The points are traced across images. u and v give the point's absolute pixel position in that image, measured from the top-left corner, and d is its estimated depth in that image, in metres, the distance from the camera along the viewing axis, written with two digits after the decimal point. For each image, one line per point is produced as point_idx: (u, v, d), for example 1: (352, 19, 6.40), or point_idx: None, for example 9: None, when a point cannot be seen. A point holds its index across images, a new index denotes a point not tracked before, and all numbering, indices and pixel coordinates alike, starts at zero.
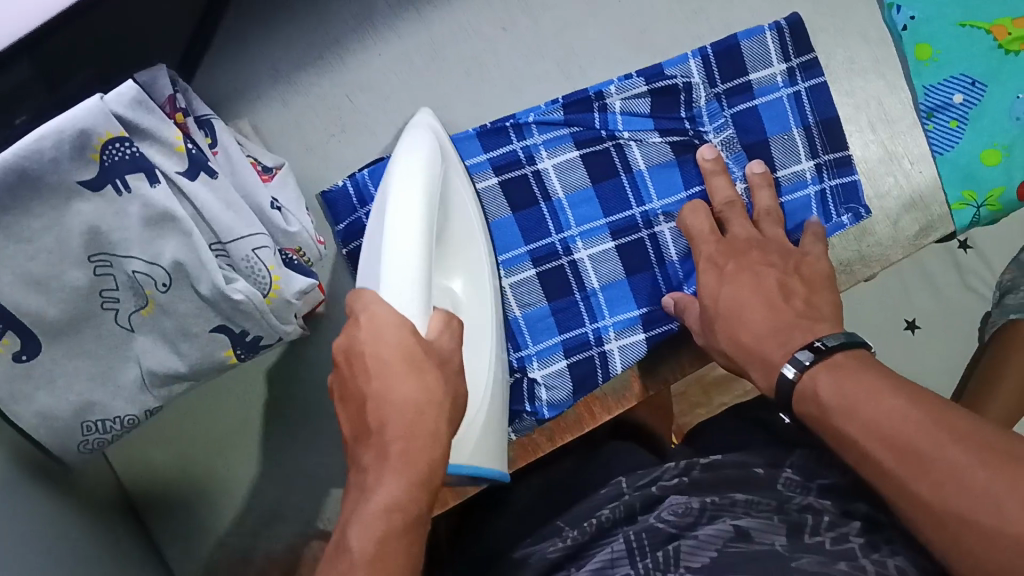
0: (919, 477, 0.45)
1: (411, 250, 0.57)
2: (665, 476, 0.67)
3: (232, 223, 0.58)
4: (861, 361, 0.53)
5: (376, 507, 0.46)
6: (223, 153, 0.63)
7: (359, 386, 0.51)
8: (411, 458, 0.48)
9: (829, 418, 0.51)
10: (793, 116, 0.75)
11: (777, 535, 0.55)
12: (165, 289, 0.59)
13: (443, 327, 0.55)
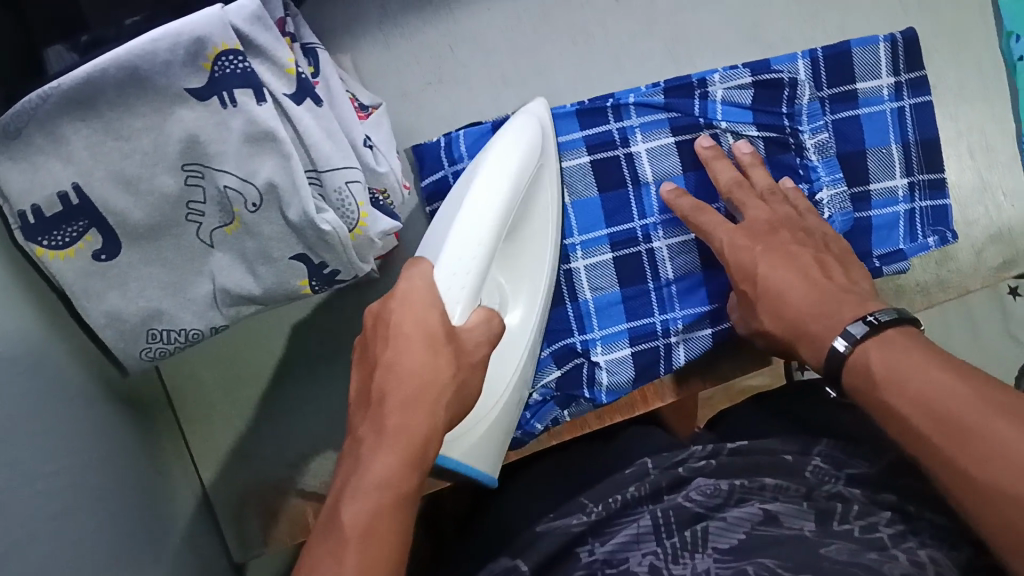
0: (993, 452, 0.46)
1: (475, 239, 0.59)
2: (691, 457, 0.64)
3: (331, 153, 0.58)
4: (916, 342, 0.53)
5: (373, 479, 0.46)
6: (325, 83, 0.63)
7: (375, 352, 0.51)
8: (407, 442, 0.47)
9: (876, 393, 0.52)
10: (893, 130, 0.75)
11: (806, 521, 0.55)
12: (253, 209, 0.58)
13: (482, 324, 0.55)
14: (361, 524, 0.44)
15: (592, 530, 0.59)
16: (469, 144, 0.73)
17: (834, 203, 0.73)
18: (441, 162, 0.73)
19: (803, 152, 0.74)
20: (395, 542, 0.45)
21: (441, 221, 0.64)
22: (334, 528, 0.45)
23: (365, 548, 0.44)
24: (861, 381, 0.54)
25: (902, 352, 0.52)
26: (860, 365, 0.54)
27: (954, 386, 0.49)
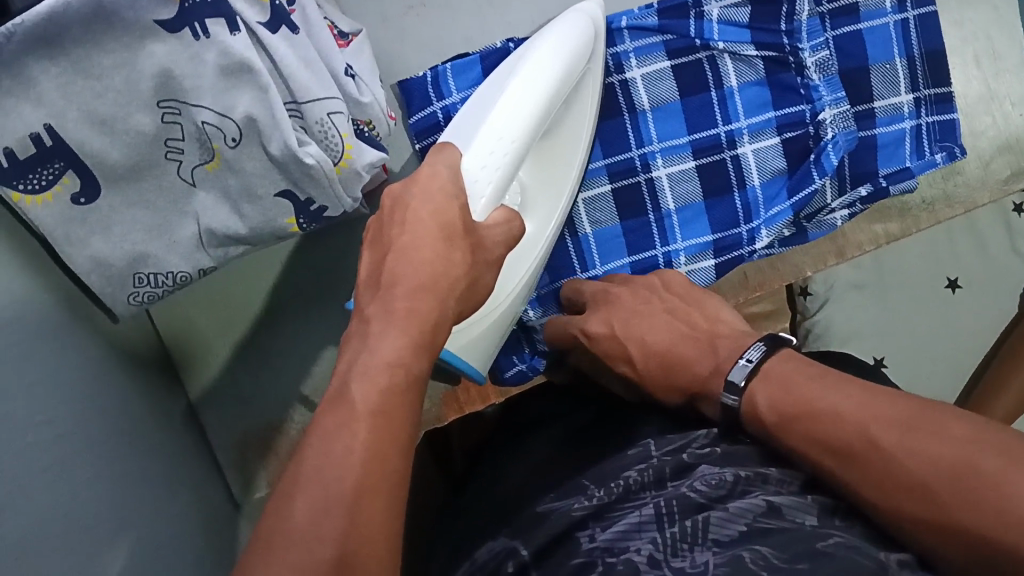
0: (878, 451, 0.43)
1: (510, 133, 0.57)
2: (692, 442, 0.54)
3: (310, 83, 0.55)
4: (808, 363, 0.52)
5: (386, 355, 0.41)
6: (300, 11, 0.60)
7: (390, 236, 0.49)
8: (421, 324, 0.44)
9: (784, 430, 0.49)
10: (897, 44, 0.71)
11: (810, 515, 0.44)
12: (233, 144, 0.56)
13: (501, 232, 0.54)
14: (374, 397, 0.39)
15: (592, 514, 0.49)
16: (457, 78, 0.68)
17: (837, 123, 0.71)
18: (427, 97, 0.68)
19: (803, 71, 0.71)
20: (408, 427, 0.40)
21: (475, 112, 0.62)
22: (340, 403, 0.39)
23: (381, 423, 0.39)
24: (772, 418, 0.50)
25: (783, 374, 0.51)
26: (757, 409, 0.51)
27: (835, 406, 0.47)
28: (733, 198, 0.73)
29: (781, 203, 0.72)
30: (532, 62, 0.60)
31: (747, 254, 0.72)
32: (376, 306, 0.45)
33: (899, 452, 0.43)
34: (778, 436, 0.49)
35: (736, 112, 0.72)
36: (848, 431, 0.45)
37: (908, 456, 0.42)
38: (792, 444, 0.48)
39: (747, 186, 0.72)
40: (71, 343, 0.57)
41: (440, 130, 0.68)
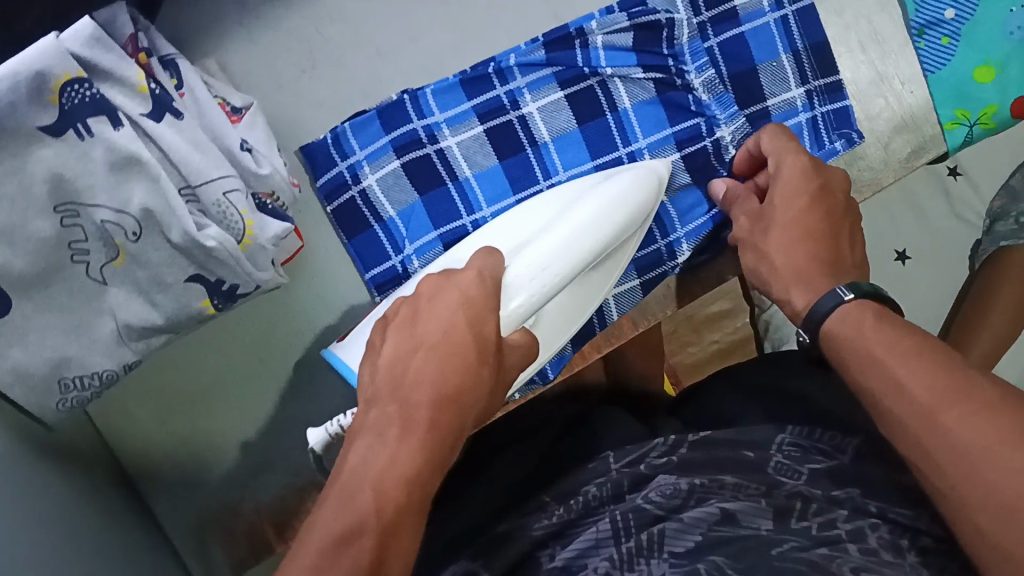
0: (949, 407, 0.43)
1: (545, 264, 0.59)
2: (651, 454, 0.60)
3: (202, 166, 0.55)
4: (878, 313, 0.50)
5: (402, 470, 0.43)
6: (190, 94, 0.60)
7: (414, 330, 0.51)
8: (437, 438, 0.45)
9: (866, 375, 0.48)
10: (781, 40, 0.70)
11: (764, 519, 0.49)
12: (135, 238, 0.55)
13: (522, 346, 0.56)
14: (381, 513, 0.41)
15: (553, 534, 0.54)
16: (358, 136, 0.68)
17: (737, 137, 0.69)
18: (332, 159, 0.68)
19: (692, 92, 0.69)
20: (409, 538, 0.42)
21: (501, 224, 0.65)
22: (353, 505, 0.41)
23: (385, 545, 0.40)
24: (852, 356, 0.49)
25: (850, 329, 0.50)
26: (840, 339, 0.51)
27: (914, 359, 0.46)
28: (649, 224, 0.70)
29: (698, 215, 0.71)
30: (600, 211, 0.62)
31: (669, 269, 0.72)
32: (394, 407, 0.46)
33: (961, 416, 0.42)
34: (855, 373, 0.49)
35: (634, 132, 0.70)
36: (923, 388, 0.44)
37: (976, 422, 0.42)
38: (866, 390, 0.48)
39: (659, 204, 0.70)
40: (15, 462, 0.55)
41: (348, 189, 0.68)
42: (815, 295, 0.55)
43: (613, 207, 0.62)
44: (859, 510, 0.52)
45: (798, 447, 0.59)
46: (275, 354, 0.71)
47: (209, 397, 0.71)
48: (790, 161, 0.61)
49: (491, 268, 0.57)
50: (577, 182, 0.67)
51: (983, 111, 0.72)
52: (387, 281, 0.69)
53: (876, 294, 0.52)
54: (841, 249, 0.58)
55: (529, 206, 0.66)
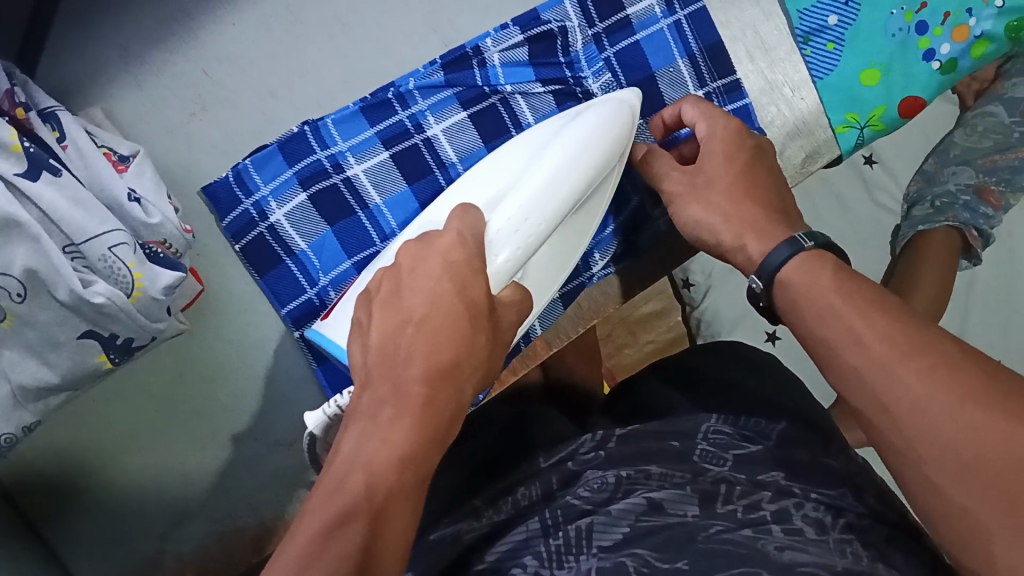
0: (908, 361, 0.41)
1: (526, 212, 0.54)
2: (580, 450, 0.59)
3: (84, 222, 0.54)
4: (835, 265, 0.48)
5: (393, 451, 0.40)
6: (74, 146, 0.59)
7: (405, 295, 0.46)
8: (431, 411, 0.42)
9: (818, 328, 0.46)
10: (675, 45, 0.68)
11: (689, 505, 0.49)
12: (21, 299, 0.53)
13: (513, 304, 0.52)
14: (374, 498, 0.38)
15: (485, 538, 0.53)
16: (260, 171, 0.65)
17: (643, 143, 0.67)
18: (236, 197, 0.65)
19: (593, 101, 0.68)
20: (402, 519, 0.40)
21: (473, 175, 0.61)
22: (338, 495, 0.38)
23: (377, 528, 0.38)
24: (809, 311, 0.47)
25: (803, 284, 0.48)
26: (796, 292, 0.48)
27: (875, 311, 0.44)
28: None
29: (607, 226, 0.68)
30: (572, 154, 0.57)
31: (586, 280, 0.69)
32: (386, 385, 0.43)
33: (919, 369, 0.41)
34: (811, 324, 0.47)
35: None
36: (881, 342, 0.42)
37: (931, 377, 0.40)
38: (820, 340, 0.46)
39: None
40: None
41: (255, 225, 0.65)
42: (772, 245, 0.52)
43: (589, 146, 0.57)
44: (783, 492, 0.50)
45: (723, 433, 0.58)
46: (189, 399, 0.69)
47: (124, 443, 0.68)
48: (722, 121, 0.59)
49: (470, 228, 0.51)
50: (550, 121, 0.62)
51: (872, 114, 0.67)
52: (303, 316, 0.67)
53: (830, 245, 0.51)
54: (787, 205, 0.56)
55: (498, 155, 0.62)
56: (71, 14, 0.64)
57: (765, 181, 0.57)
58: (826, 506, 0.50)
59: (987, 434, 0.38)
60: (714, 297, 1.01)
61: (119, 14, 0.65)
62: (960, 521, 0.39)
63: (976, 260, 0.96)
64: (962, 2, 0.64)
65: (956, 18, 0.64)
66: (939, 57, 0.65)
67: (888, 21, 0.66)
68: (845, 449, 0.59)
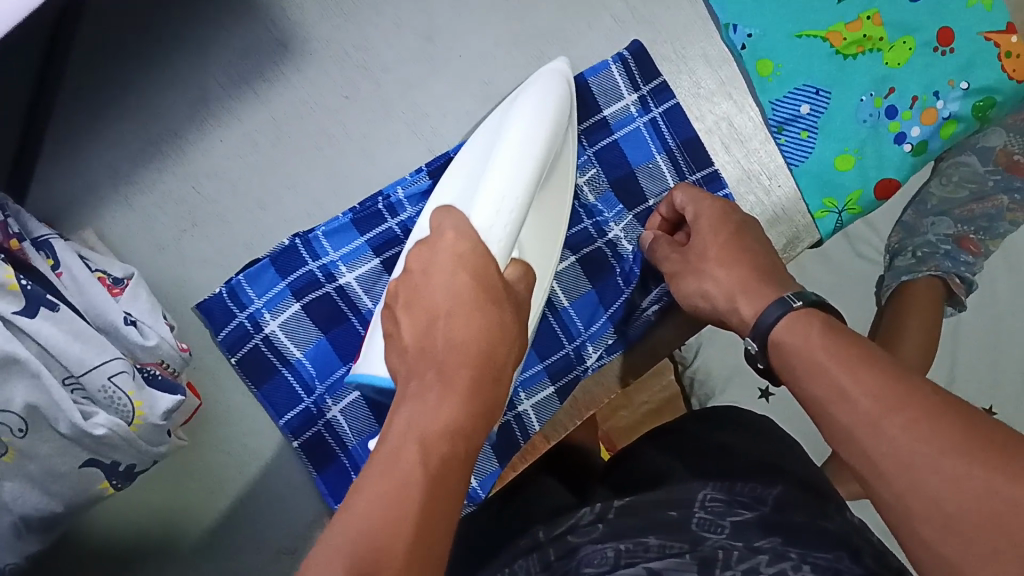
0: (895, 413, 0.42)
1: (507, 190, 0.50)
2: (579, 523, 0.58)
3: (83, 354, 0.55)
4: (823, 322, 0.49)
5: (441, 424, 0.39)
6: (68, 273, 0.59)
7: (428, 295, 0.44)
8: (476, 392, 0.41)
9: (811, 389, 0.47)
10: (653, 142, 0.70)
11: (689, 572, 0.49)
12: (22, 434, 0.54)
13: (523, 280, 0.50)
14: (430, 474, 0.37)
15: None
16: (254, 285, 0.67)
17: (631, 236, 0.69)
18: (231, 311, 0.66)
19: (578, 199, 0.69)
20: (456, 498, 0.38)
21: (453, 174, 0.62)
22: (393, 468, 0.37)
23: (434, 496, 0.36)
24: (801, 367, 0.48)
25: (796, 340, 0.49)
26: (785, 349, 0.50)
27: (862, 370, 0.45)
28: (551, 325, 0.68)
29: (599, 318, 0.69)
30: (524, 131, 0.54)
31: (580, 372, 0.69)
32: (431, 373, 0.41)
33: (903, 423, 0.42)
34: (803, 381, 0.48)
35: None
36: (868, 395, 0.44)
37: (914, 431, 0.41)
38: (812, 397, 0.47)
39: (561, 310, 0.69)
40: None
41: (251, 338, 0.67)
42: (763, 305, 0.53)
43: (539, 119, 0.55)
44: (780, 555, 0.49)
45: (719, 501, 0.57)
46: (192, 516, 0.69)
47: (121, 546, 0.67)
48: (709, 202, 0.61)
49: (461, 224, 0.46)
50: (492, 115, 0.62)
51: (849, 198, 0.68)
52: (302, 425, 0.68)
53: (821, 302, 0.51)
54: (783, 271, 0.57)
55: (463, 156, 0.62)
56: (60, 140, 0.65)
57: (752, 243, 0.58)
58: (826, 569, 0.48)
59: (967, 482, 0.39)
60: (703, 356, 1.01)
61: (108, 137, 0.66)
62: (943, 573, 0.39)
63: (961, 306, 0.96)
64: (927, 85, 0.68)
65: (923, 102, 0.68)
66: (910, 139, 0.68)
67: (858, 107, 0.68)
68: (832, 508, 0.59)
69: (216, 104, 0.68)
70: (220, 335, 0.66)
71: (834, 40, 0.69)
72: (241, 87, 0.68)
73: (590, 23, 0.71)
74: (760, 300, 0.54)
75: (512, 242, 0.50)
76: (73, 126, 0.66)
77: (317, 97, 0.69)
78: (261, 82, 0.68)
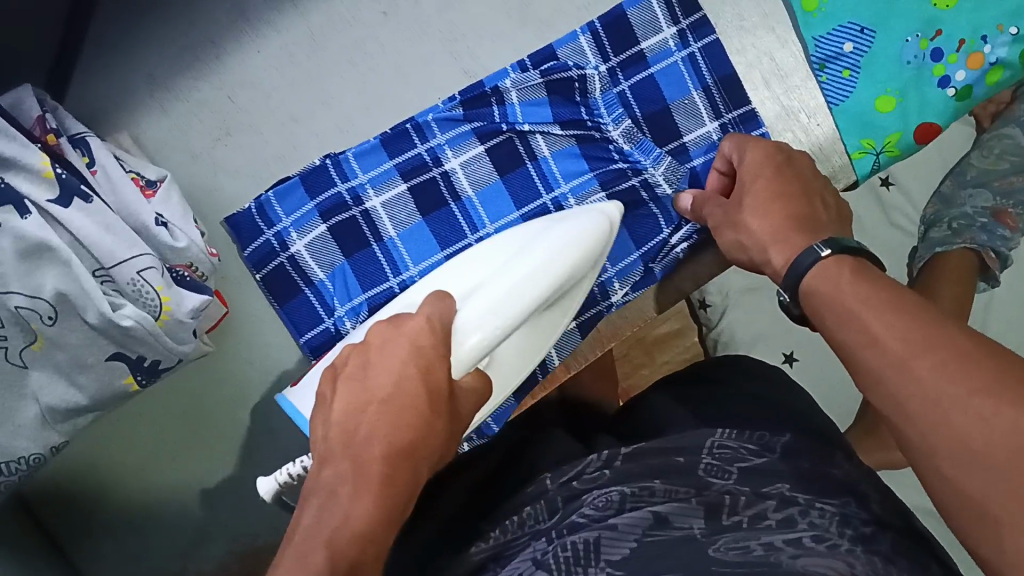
0: (922, 354, 0.39)
1: (496, 315, 0.54)
2: (586, 470, 0.55)
3: (114, 247, 0.56)
4: (855, 268, 0.46)
5: (356, 529, 0.39)
6: (103, 172, 0.60)
7: (365, 382, 0.44)
8: (393, 488, 0.41)
9: (849, 350, 0.43)
10: (690, 78, 0.69)
11: (696, 518, 0.46)
12: (51, 321, 0.54)
13: (474, 389, 0.50)
14: (334, 573, 0.37)
15: (491, 558, 0.51)
16: (282, 203, 0.67)
17: (670, 179, 0.68)
18: (259, 228, 0.67)
19: (613, 144, 0.69)
20: None
21: (463, 259, 0.64)
22: (300, 571, 0.37)
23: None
24: (833, 318, 0.45)
25: (828, 289, 0.46)
26: (818, 298, 0.46)
27: (891, 313, 0.42)
28: None
29: (629, 254, 0.69)
30: (544, 258, 0.58)
31: (607, 310, 0.70)
32: (345, 463, 0.41)
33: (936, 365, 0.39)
34: (832, 326, 0.45)
35: (555, 178, 0.69)
36: (899, 339, 0.40)
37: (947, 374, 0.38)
38: (841, 342, 0.44)
39: None
40: None
41: (277, 256, 0.67)
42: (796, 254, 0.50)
43: (558, 255, 0.58)
44: (788, 501, 0.48)
45: (727, 448, 0.55)
46: (214, 424, 0.71)
47: (147, 462, 0.70)
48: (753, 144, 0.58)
49: (442, 314, 0.50)
50: (529, 226, 0.65)
51: (888, 140, 0.69)
52: (321, 345, 0.68)
53: (859, 249, 0.47)
54: (817, 209, 0.54)
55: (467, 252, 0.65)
56: (101, 43, 0.66)
57: (793, 189, 0.54)
58: (833, 515, 0.47)
59: (988, 422, 0.36)
60: (729, 319, 0.96)
61: (148, 45, 0.67)
62: (968, 509, 0.37)
63: (995, 282, 0.94)
64: (975, 31, 0.67)
65: (970, 45, 0.67)
66: (953, 83, 0.68)
67: (902, 49, 0.67)
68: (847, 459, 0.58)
69: (256, 16, 0.68)
70: (245, 249, 0.67)
71: None
72: None
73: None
74: (794, 250, 0.50)
75: (484, 351, 0.53)
76: (113, 33, 0.66)
77: (355, 12, 0.69)
78: None
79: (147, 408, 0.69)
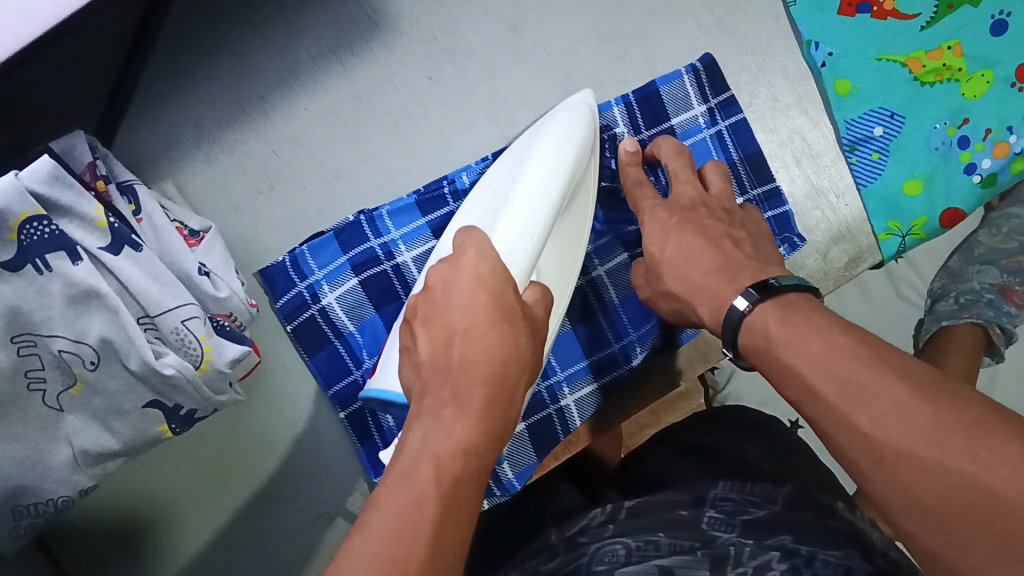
0: (865, 410, 0.39)
1: (530, 214, 0.50)
2: (590, 522, 0.55)
3: (160, 296, 0.56)
4: (780, 310, 0.46)
5: (452, 446, 0.38)
6: (148, 220, 0.61)
7: (446, 317, 0.43)
8: (491, 411, 0.41)
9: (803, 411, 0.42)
10: (717, 155, 0.71)
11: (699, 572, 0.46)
12: (93, 366, 0.55)
13: (540, 297, 0.50)
14: (441, 494, 0.36)
15: None
16: (316, 257, 0.68)
17: None
18: (291, 280, 0.68)
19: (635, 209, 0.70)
20: (469, 518, 0.37)
21: (484, 186, 0.61)
22: (410, 486, 0.36)
23: (449, 508, 0.36)
24: (771, 370, 0.45)
25: (760, 336, 0.47)
26: (760, 342, 0.47)
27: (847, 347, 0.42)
28: (603, 326, 0.70)
29: (648, 320, 0.71)
30: (552, 153, 0.54)
31: (624, 367, 0.71)
32: (444, 391, 0.41)
33: None
34: (779, 384, 0.45)
35: None
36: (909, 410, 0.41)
37: None
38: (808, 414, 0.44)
39: (611, 308, 0.70)
40: None
41: (308, 308, 0.68)
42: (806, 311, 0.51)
43: (565, 146, 0.55)
44: (791, 552, 0.46)
45: (731, 498, 0.54)
46: (238, 473, 0.72)
47: (171, 509, 0.70)
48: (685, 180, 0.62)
49: (479, 245, 0.47)
50: (517, 144, 0.61)
51: (914, 223, 0.71)
52: (348, 397, 0.69)
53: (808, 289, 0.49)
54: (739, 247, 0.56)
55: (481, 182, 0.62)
56: (153, 94, 0.68)
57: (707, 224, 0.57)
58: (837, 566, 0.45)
59: (943, 478, 0.35)
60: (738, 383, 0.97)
61: (197, 98, 0.69)
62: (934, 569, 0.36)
63: (1001, 356, 0.94)
64: (1001, 119, 0.70)
65: (997, 135, 0.70)
66: (980, 171, 0.71)
67: (931, 134, 0.71)
68: None
69: (305, 74, 0.70)
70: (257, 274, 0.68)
71: (913, 66, 0.71)
72: (329, 59, 0.70)
73: (673, 31, 0.73)
74: None
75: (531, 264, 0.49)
76: (166, 84, 0.68)
77: (400, 76, 0.71)
78: (350, 57, 0.70)
79: (177, 454, 0.70)
